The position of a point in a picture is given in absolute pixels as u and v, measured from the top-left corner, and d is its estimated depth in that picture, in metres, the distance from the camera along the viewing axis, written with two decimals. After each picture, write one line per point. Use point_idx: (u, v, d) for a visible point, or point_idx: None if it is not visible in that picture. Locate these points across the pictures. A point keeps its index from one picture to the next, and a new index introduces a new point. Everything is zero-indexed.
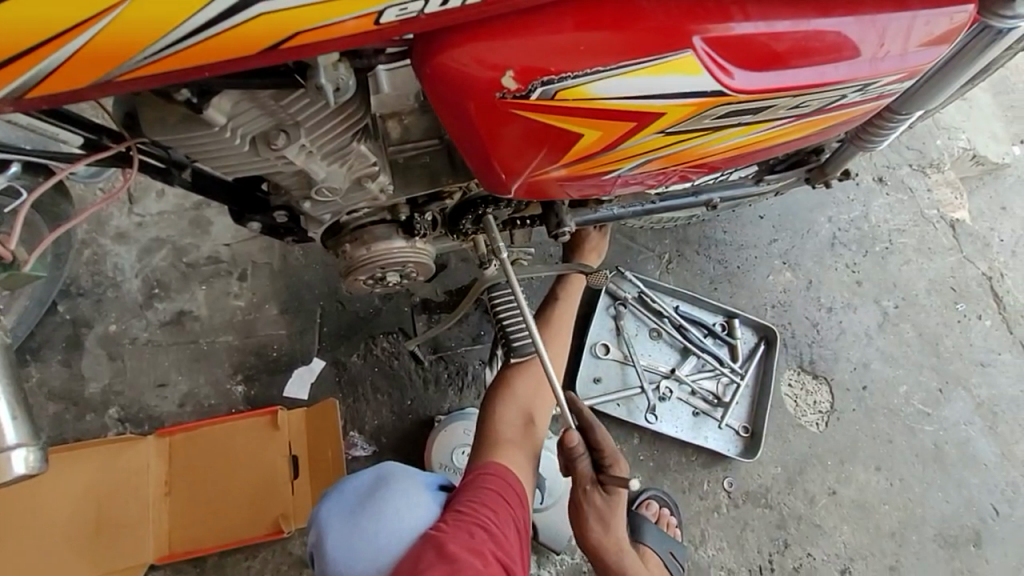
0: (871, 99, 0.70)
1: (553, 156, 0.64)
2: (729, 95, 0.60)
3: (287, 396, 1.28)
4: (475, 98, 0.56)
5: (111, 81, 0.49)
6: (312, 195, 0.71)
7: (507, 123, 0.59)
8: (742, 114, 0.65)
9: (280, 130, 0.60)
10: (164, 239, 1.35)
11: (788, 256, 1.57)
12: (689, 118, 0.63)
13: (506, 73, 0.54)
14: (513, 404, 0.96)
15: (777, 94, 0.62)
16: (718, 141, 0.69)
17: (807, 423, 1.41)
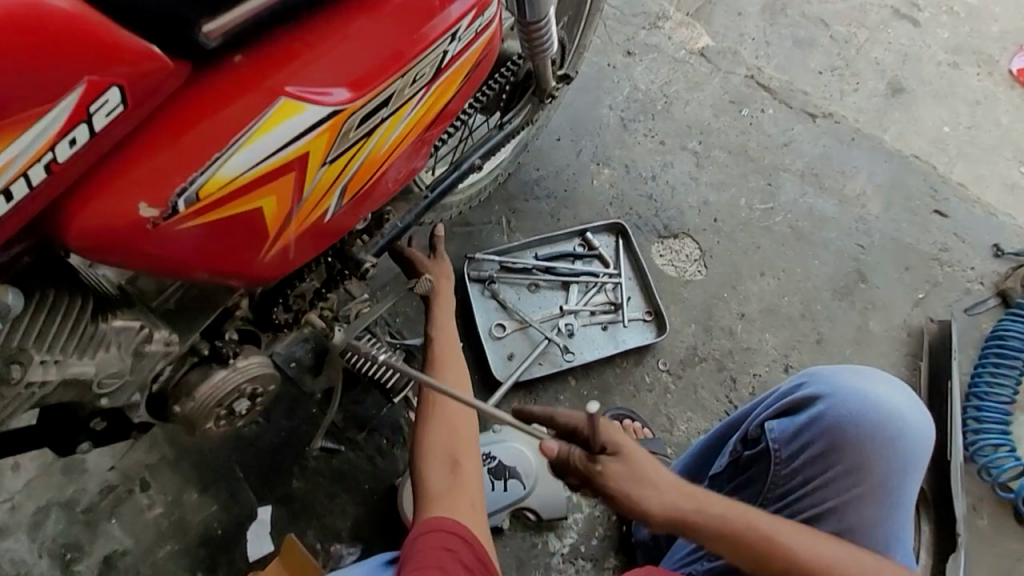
0: (474, 37, 0.84)
1: (255, 237, 0.73)
2: (343, 108, 0.71)
3: (254, 558, 1.24)
4: (145, 240, 0.66)
5: None
6: (99, 389, 0.72)
7: (183, 238, 0.68)
8: (377, 112, 0.76)
9: (12, 364, 0.64)
10: (45, 504, 1.25)
11: (598, 156, 1.69)
12: (332, 142, 0.73)
13: (139, 207, 0.64)
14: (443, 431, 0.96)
15: (384, 84, 0.74)
16: (384, 140, 0.80)
17: (692, 276, 1.55)
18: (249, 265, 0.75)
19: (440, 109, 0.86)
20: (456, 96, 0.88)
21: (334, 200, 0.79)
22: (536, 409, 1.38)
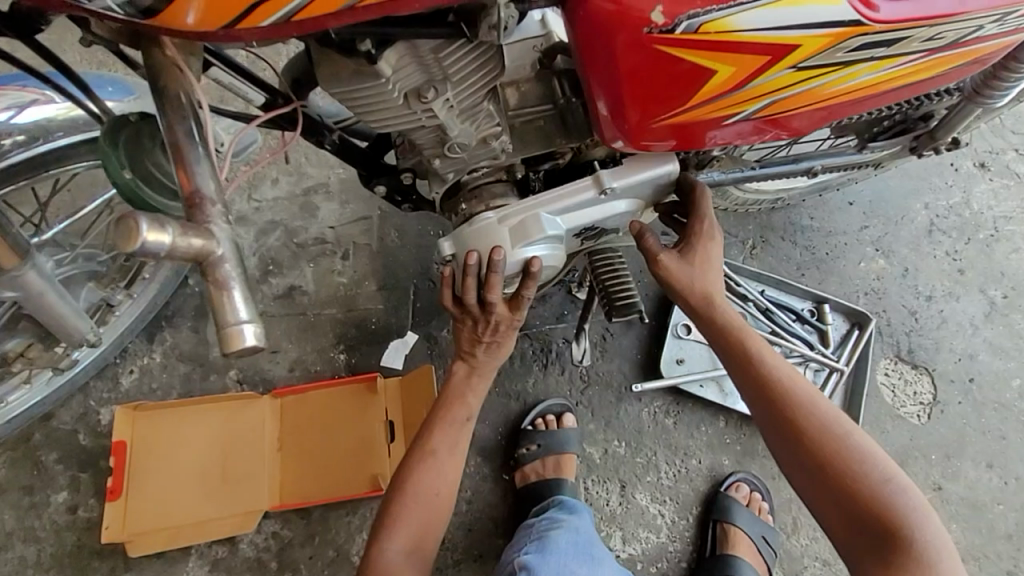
0: (1000, 34, 0.64)
1: (672, 103, 0.60)
2: (867, 26, 0.56)
3: (384, 364, 1.36)
4: (617, 34, 0.54)
5: (350, 8, 0.50)
6: (445, 152, 0.77)
7: (631, 38, 0.54)
8: (875, 48, 0.59)
9: (431, 85, 0.66)
10: (277, 222, 1.48)
11: (880, 243, 1.50)
12: (823, 51, 0.57)
13: (654, 9, 0.53)
14: (427, 462, 0.92)
15: (912, 25, 0.57)
16: (842, 82, 0.62)
17: (907, 415, 1.34)
18: (638, 115, 0.62)
19: (889, 91, 0.66)
20: (914, 89, 0.68)
21: (752, 110, 0.63)
22: (672, 422, 1.32)
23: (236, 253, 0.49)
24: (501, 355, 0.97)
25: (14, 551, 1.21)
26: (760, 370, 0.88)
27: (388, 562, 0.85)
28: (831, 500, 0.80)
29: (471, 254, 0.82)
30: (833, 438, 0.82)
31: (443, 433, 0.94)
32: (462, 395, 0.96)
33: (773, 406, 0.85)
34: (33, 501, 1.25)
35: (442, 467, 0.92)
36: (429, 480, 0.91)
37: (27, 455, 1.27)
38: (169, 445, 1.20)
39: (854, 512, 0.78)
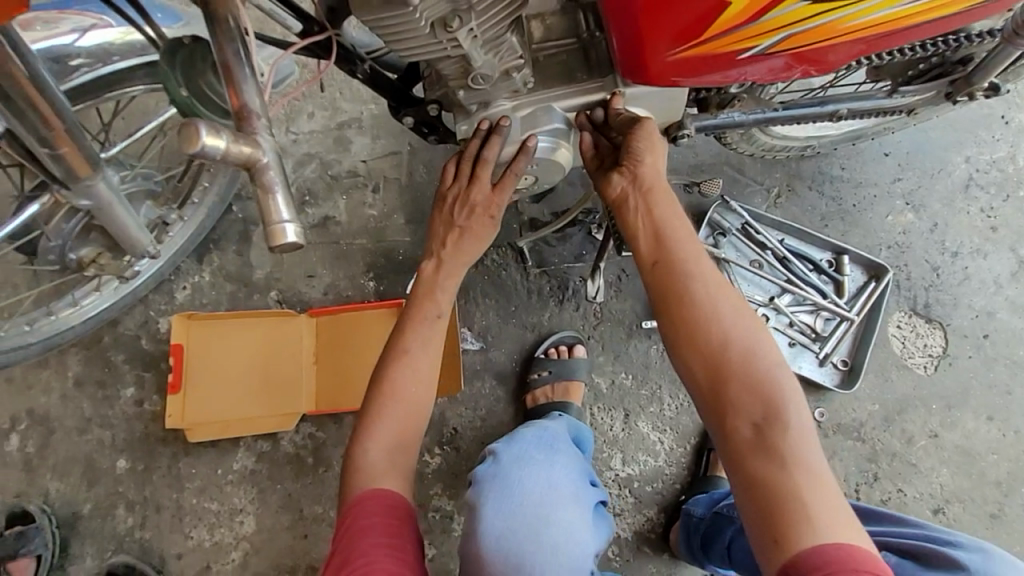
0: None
1: (686, 32, 0.63)
2: None
3: (410, 293, 1.45)
4: None
5: None
6: (469, 83, 0.81)
7: None
8: None
9: (456, 15, 0.69)
10: (313, 154, 1.56)
11: (911, 197, 1.47)
12: None
13: None
14: (405, 369, 0.85)
15: None
16: (856, 16, 0.63)
17: (914, 366, 1.36)
18: (648, 44, 0.65)
19: (899, 29, 0.67)
20: (925, 29, 0.69)
21: (766, 43, 0.64)
22: None
23: (280, 163, 0.56)
24: (474, 248, 0.90)
25: (92, 434, 1.41)
26: (667, 260, 0.76)
27: (371, 466, 0.82)
28: (722, 396, 0.69)
29: (482, 120, 0.86)
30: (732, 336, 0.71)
31: (415, 334, 0.87)
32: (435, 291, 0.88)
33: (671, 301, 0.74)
34: (105, 395, 1.43)
35: (415, 370, 0.86)
36: (408, 379, 0.85)
37: (99, 355, 1.44)
38: (218, 352, 1.34)
39: (743, 409, 0.68)
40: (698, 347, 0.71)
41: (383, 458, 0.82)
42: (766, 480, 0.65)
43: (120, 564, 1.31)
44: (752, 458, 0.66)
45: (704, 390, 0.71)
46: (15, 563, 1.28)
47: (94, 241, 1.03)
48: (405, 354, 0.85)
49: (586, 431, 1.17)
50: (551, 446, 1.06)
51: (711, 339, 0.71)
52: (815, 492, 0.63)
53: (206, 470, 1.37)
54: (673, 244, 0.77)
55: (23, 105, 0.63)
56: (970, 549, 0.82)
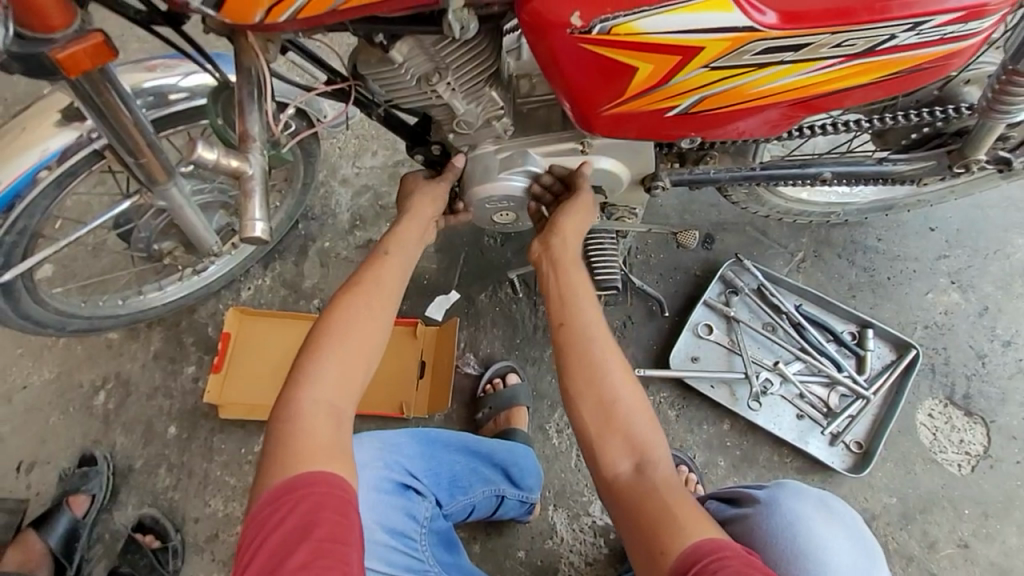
0: (937, 41, 0.68)
1: (607, 93, 0.71)
2: (762, 31, 0.64)
3: (427, 314, 1.57)
4: (548, 36, 0.65)
5: (335, 10, 0.65)
6: (455, 127, 0.94)
7: (554, 43, 0.65)
8: (783, 52, 0.66)
9: (436, 71, 0.84)
10: (369, 186, 1.80)
11: (958, 276, 1.36)
12: (728, 53, 0.66)
13: (571, 14, 0.63)
14: (356, 316, 0.87)
15: (812, 30, 0.64)
16: (765, 83, 0.69)
17: (945, 462, 1.22)
18: (578, 103, 0.73)
19: (823, 94, 0.72)
20: (854, 94, 0.72)
21: (684, 103, 0.71)
22: (674, 414, 1.36)
23: (262, 175, 0.72)
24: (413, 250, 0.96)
25: (156, 401, 1.67)
26: (568, 316, 0.86)
27: (304, 439, 0.77)
28: (609, 442, 0.79)
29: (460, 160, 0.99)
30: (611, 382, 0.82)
31: (372, 289, 0.90)
32: (386, 281, 0.91)
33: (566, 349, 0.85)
34: (173, 369, 1.70)
35: (366, 318, 0.87)
36: (348, 355, 0.85)
37: (175, 335, 1.73)
38: (258, 344, 1.55)
39: (622, 454, 0.78)
40: (590, 403, 0.81)
41: (327, 410, 0.80)
42: (647, 511, 0.73)
43: (150, 516, 1.52)
44: (633, 495, 0.75)
45: (592, 437, 0.80)
46: (74, 497, 1.52)
47: (174, 237, 1.28)
48: (361, 302, 0.88)
49: (521, 447, 1.22)
50: (393, 438, 1.09)
51: (601, 394, 0.81)
52: (685, 514, 0.72)
53: (233, 448, 1.58)
54: (577, 298, 0.88)
55: (117, 126, 0.86)
56: (769, 487, 0.93)
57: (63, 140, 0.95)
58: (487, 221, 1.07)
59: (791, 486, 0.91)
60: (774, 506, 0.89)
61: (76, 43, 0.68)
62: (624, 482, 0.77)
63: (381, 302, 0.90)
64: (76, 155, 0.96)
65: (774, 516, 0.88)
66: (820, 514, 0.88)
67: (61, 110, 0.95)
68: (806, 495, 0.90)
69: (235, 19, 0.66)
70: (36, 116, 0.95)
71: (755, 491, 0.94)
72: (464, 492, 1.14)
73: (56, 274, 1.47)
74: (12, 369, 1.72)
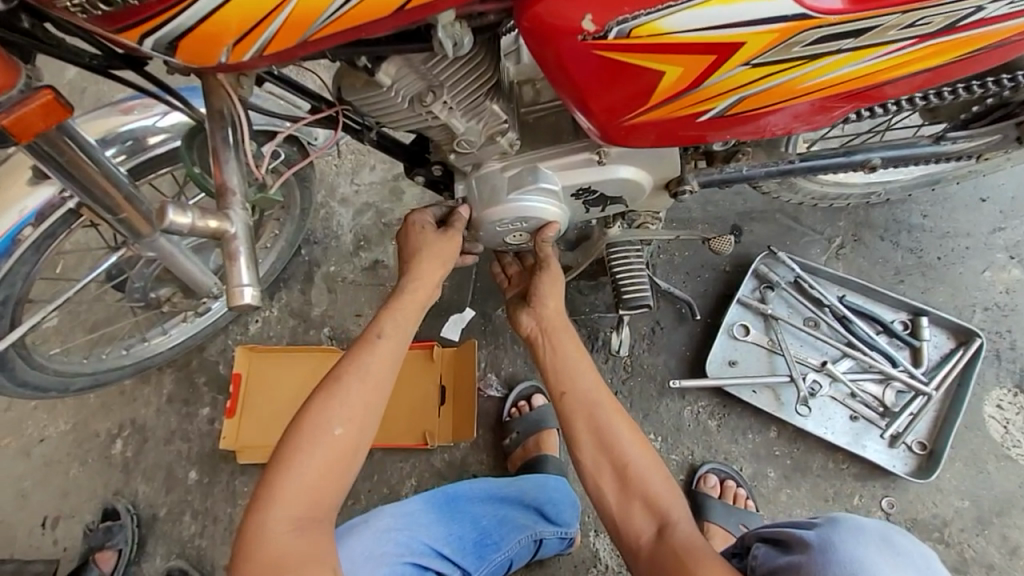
0: (1013, 14, 0.60)
1: (630, 101, 0.61)
2: (816, 17, 0.54)
3: (443, 335, 1.49)
4: (559, 43, 0.55)
5: (305, 41, 0.56)
6: (455, 147, 0.85)
7: (568, 54, 0.56)
8: (841, 39, 0.56)
9: (430, 90, 0.74)
10: (371, 204, 1.71)
11: (1017, 249, 1.26)
12: (775, 46, 0.56)
13: (583, 16, 0.53)
14: (337, 409, 0.82)
15: (876, 12, 0.55)
16: (818, 75, 0.59)
17: (1020, 458, 1.13)
18: (596, 114, 0.63)
19: (878, 84, 0.62)
20: (908, 82, 0.63)
21: (721, 105, 0.61)
22: (716, 424, 1.27)
23: (246, 233, 0.64)
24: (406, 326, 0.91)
25: (174, 445, 1.62)
26: (570, 387, 0.89)
27: (275, 558, 0.75)
28: (630, 507, 0.82)
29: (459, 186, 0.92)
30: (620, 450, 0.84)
31: (351, 381, 0.84)
32: (367, 373, 0.85)
33: (571, 417, 0.87)
34: (188, 411, 1.65)
35: (346, 412, 0.82)
36: (324, 461, 0.80)
37: (186, 375, 1.68)
38: (269, 382, 1.48)
39: (644, 517, 0.81)
40: (605, 472, 0.84)
41: (290, 531, 0.77)
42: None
43: (179, 567, 1.48)
44: (657, 560, 0.78)
45: (612, 506, 0.83)
46: (101, 553, 1.48)
47: (171, 283, 1.21)
48: (337, 391, 0.83)
49: (553, 479, 1.16)
50: (408, 512, 1.06)
51: (614, 461, 0.84)
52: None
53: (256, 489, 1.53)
54: (579, 369, 0.90)
55: (88, 182, 0.78)
56: (822, 526, 0.79)
57: (39, 199, 0.88)
58: (499, 243, 0.98)
59: (847, 524, 0.76)
60: (829, 550, 0.74)
61: (21, 105, 0.60)
62: (649, 548, 0.79)
63: (360, 399, 0.83)
64: (54, 214, 0.89)
65: (831, 562, 0.72)
66: (884, 555, 0.73)
67: (32, 167, 0.88)
68: (865, 532, 0.75)
69: (195, 61, 0.57)
70: (5, 176, 0.88)
71: (806, 533, 0.79)
72: (496, 548, 1.08)
73: (58, 327, 1.41)
74: (27, 424, 1.69)
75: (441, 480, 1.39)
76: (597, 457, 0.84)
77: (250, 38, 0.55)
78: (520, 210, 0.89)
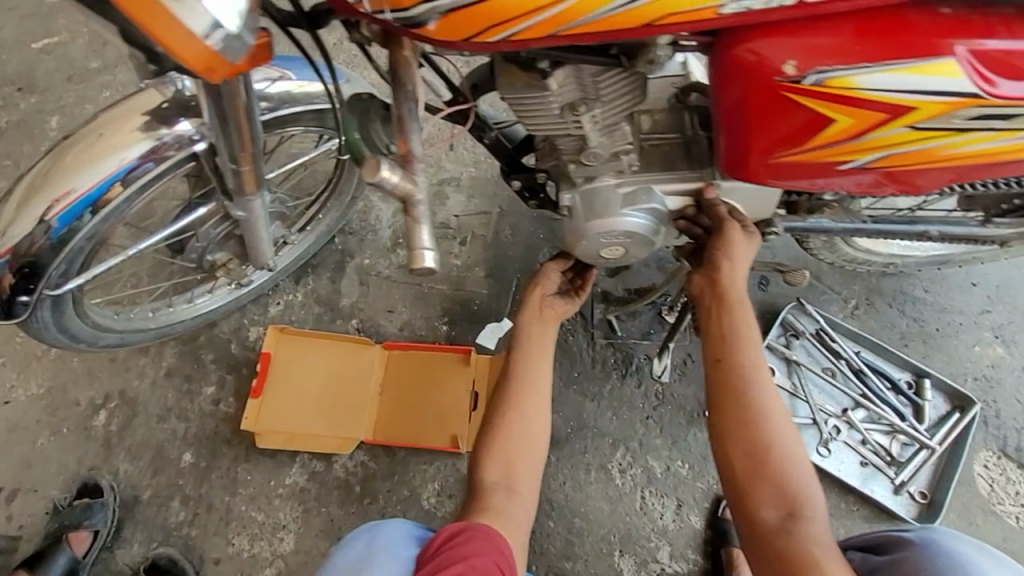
0: None
1: (798, 143, 0.70)
2: (984, 99, 0.64)
3: (479, 341, 1.54)
4: (764, 82, 0.64)
5: (554, 35, 0.64)
6: (581, 158, 0.91)
7: (768, 95, 0.65)
8: (988, 119, 0.67)
9: (585, 102, 0.81)
10: (413, 204, 1.71)
11: (1002, 331, 1.43)
12: (938, 116, 0.66)
13: (789, 62, 0.62)
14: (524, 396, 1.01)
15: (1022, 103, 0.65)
16: (956, 147, 0.70)
17: (1004, 514, 1.27)
18: (761, 149, 0.71)
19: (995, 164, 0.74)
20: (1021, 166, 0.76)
21: (870, 158, 0.71)
22: None
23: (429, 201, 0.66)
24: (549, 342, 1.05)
25: (168, 424, 1.51)
26: (731, 352, 0.86)
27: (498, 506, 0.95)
28: (760, 487, 0.81)
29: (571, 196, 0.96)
30: (767, 424, 0.83)
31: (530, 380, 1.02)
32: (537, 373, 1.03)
33: (727, 382, 0.85)
34: (190, 389, 1.54)
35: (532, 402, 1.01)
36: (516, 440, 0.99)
37: (192, 351, 1.58)
38: (296, 367, 1.45)
39: (772, 502, 0.80)
40: (744, 447, 0.82)
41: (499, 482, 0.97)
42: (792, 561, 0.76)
43: (166, 555, 1.37)
44: (777, 543, 0.78)
45: (741, 478, 0.82)
46: (74, 534, 1.35)
47: (229, 249, 1.16)
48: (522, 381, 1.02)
49: None
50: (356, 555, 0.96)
51: (754, 442, 0.82)
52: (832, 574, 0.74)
53: (259, 478, 1.44)
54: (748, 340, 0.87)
55: (235, 133, 0.76)
56: (920, 530, 0.89)
57: (143, 149, 0.83)
58: (593, 257, 1.02)
59: (945, 529, 0.86)
60: (931, 546, 0.84)
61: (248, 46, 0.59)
62: (772, 529, 0.79)
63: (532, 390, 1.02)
64: (166, 164, 0.85)
65: (937, 556, 0.82)
66: (987, 559, 0.81)
67: (145, 113, 0.83)
68: (964, 538, 0.84)
69: (444, 34, 0.64)
70: (114, 120, 0.84)
71: (905, 534, 0.89)
72: None
73: None
74: None
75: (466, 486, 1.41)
76: (742, 428, 0.83)
77: (509, 22, 0.62)
78: (627, 226, 0.95)
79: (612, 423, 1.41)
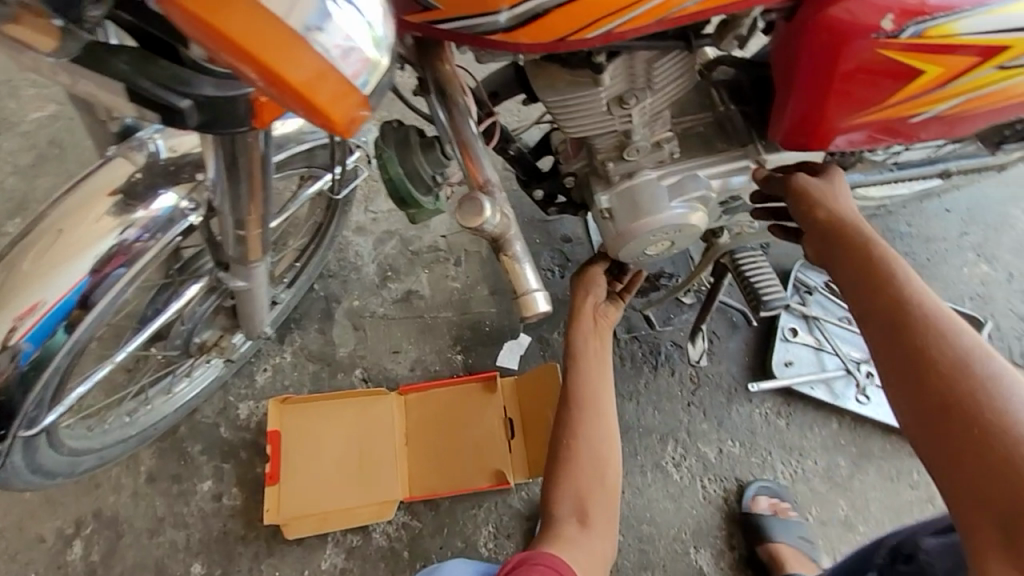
0: None
1: (882, 97, 0.74)
2: None
3: (501, 364, 1.44)
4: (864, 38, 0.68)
5: (658, 22, 0.62)
6: (624, 154, 0.84)
7: (865, 52, 0.69)
8: None
9: (633, 93, 0.76)
10: (393, 232, 1.57)
11: (982, 249, 1.53)
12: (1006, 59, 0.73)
13: (887, 16, 0.67)
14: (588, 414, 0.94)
15: None
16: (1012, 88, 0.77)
17: None
18: (847, 107, 0.75)
19: None
20: None
21: (938, 108, 0.77)
22: (785, 422, 1.36)
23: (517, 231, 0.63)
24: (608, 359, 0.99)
25: (163, 537, 1.29)
26: (893, 287, 0.71)
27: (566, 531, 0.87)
28: (963, 456, 0.57)
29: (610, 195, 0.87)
30: (967, 368, 0.61)
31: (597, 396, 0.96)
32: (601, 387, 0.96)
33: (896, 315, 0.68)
34: (181, 490, 1.33)
35: (601, 422, 0.94)
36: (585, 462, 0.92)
37: (174, 446, 1.35)
38: (310, 437, 1.29)
39: (976, 480, 0.55)
40: (924, 396, 0.61)
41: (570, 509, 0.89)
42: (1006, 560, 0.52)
43: None
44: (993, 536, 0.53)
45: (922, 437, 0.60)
46: None
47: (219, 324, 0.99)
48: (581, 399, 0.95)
49: None
50: None
51: (936, 390, 0.61)
52: None
53: (291, 571, 1.26)
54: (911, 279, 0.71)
55: (247, 193, 0.63)
56: None
57: (117, 245, 0.70)
58: (637, 257, 0.92)
59: None
60: None
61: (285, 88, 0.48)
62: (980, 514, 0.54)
63: (594, 407, 0.94)
64: (147, 254, 0.72)
65: None
66: None
67: (111, 194, 0.69)
68: None
69: (540, 37, 0.60)
70: (75, 208, 0.69)
71: None
72: None
73: None
74: None
75: (524, 521, 1.31)
76: (917, 369, 0.63)
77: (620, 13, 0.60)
78: (676, 218, 0.86)
79: (655, 418, 1.36)
